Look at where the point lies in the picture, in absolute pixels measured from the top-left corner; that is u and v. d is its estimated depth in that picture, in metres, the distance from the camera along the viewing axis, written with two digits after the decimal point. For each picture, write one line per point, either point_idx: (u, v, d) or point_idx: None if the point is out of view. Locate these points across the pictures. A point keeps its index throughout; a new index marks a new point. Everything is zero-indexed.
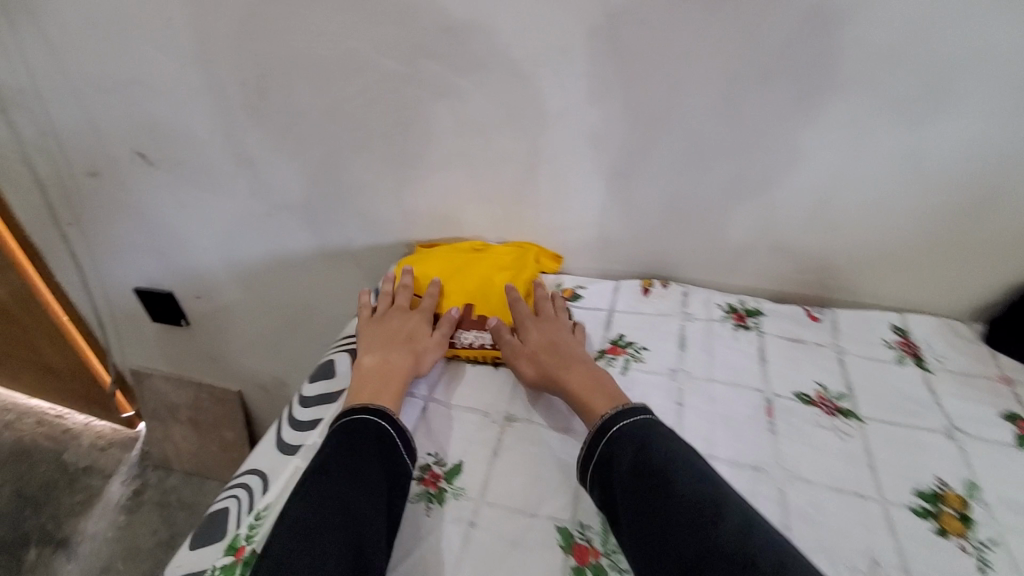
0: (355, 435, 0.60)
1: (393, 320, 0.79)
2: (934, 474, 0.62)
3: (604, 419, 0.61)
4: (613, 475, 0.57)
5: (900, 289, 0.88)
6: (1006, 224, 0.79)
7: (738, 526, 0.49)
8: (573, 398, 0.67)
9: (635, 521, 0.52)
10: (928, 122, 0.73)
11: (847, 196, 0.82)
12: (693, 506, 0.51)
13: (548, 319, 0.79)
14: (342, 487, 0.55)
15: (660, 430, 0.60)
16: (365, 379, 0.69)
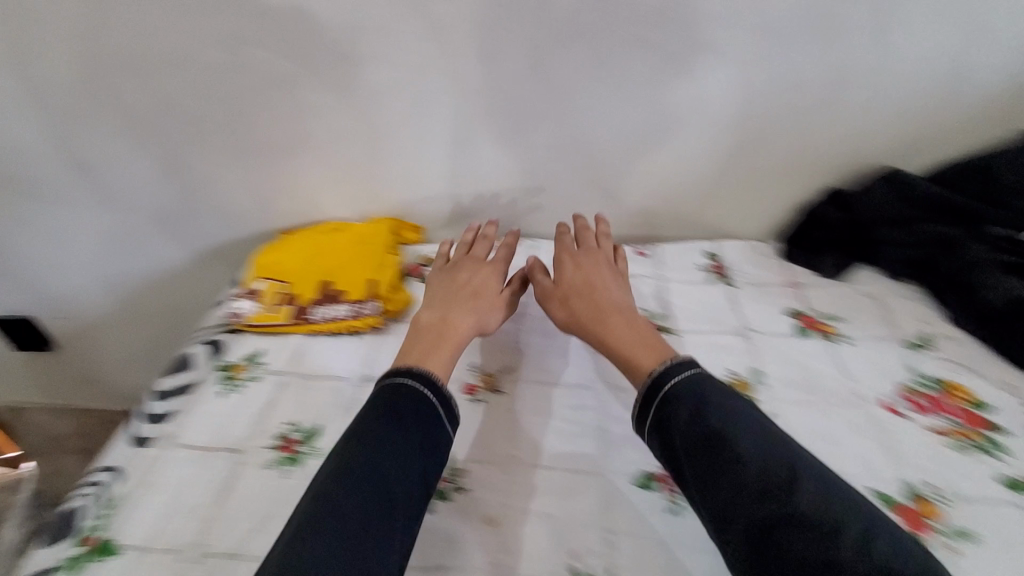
0: (396, 406, 0.60)
1: (462, 273, 0.81)
2: (728, 368, 0.74)
3: (655, 374, 0.62)
4: (671, 430, 0.58)
5: (719, 222, 0.99)
6: (789, 154, 0.90)
7: (816, 494, 0.51)
8: (614, 345, 0.69)
9: (702, 478, 0.55)
10: (707, 69, 0.83)
11: (656, 143, 0.91)
12: (767, 470, 0.53)
13: (594, 263, 0.80)
14: (377, 467, 0.55)
15: (712, 384, 0.60)
16: (427, 338, 0.70)
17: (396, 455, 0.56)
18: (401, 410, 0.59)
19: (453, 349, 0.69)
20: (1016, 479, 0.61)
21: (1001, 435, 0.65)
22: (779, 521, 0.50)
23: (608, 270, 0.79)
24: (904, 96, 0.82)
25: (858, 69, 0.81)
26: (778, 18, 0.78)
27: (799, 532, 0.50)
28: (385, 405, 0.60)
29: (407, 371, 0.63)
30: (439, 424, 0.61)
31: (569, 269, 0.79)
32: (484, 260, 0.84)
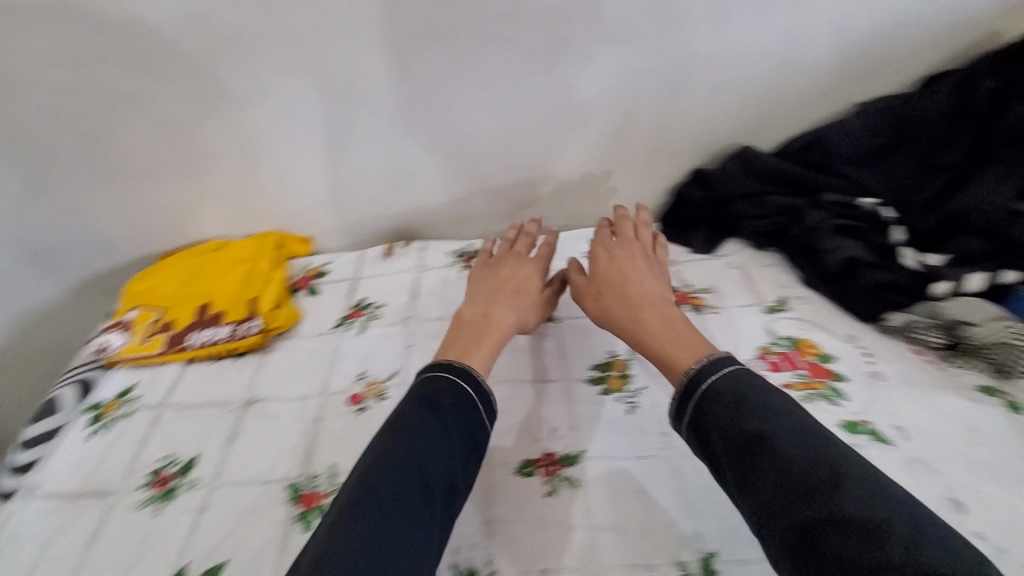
0: (434, 400, 0.61)
1: (508, 267, 0.80)
2: (607, 348, 0.77)
3: (691, 373, 0.60)
4: (711, 429, 0.56)
5: (601, 208, 1.02)
6: (655, 139, 0.94)
7: (858, 493, 0.48)
8: (648, 339, 0.67)
9: (743, 479, 0.53)
10: (565, 63, 0.86)
11: (530, 137, 0.93)
12: (808, 470, 0.50)
13: (628, 253, 0.78)
14: (420, 455, 0.56)
15: (750, 381, 0.58)
16: (468, 335, 0.70)
17: (437, 446, 0.58)
18: (441, 403, 0.61)
19: (496, 343, 0.69)
20: (854, 422, 0.66)
21: (843, 382, 0.71)
22: (822, 523, 0.47)
23: (642, 261, 0.77)
24: (749, 78, 0.88)
25: (704, 55, 0.86)
26: (624, 11, 0.81)
27: (840, 534, 0.46)
28: (420, 397, 0.61)
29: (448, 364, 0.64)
30: (479, 420, 0.62)
31: (604, 262, 0.78)
32: (525, 255, 0.82)
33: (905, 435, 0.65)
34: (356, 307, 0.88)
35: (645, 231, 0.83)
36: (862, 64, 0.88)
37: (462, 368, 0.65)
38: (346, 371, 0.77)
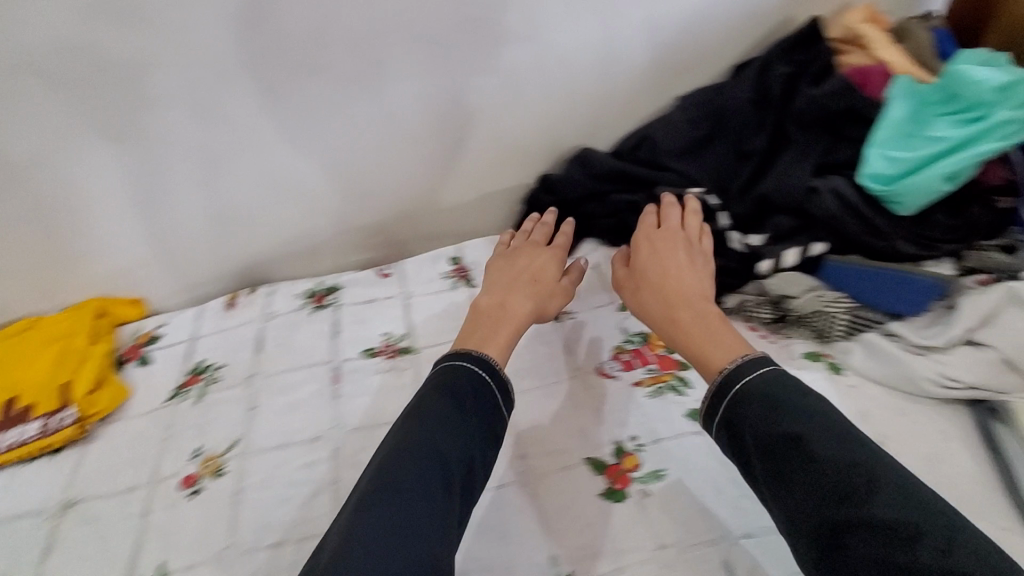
0: (455, 390, 0.60)
1: (535, 257, 0.82)
2: None
3: (725, 375, 0.59)
4: (742, 426, 0.56)
5: (457, 223, 1.01)
6: (494, 151, 0.94)
7: (894, 497, 0.48)
8: (682, 329, 0.66)
9: (775, 480, 0.53)
10: (385, 86, 0.83)
11: (365, 163, 0.90)
12: (842, 475, 0.50)
13: (672, 245, 0.75)
14: (436, 445, 0.56)
15: (786, 382, 0.56)
16: (493, 325, 0.70)
17: (460, 432, 0.58)
18: (460, 393, 0.60)
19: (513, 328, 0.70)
20: (698, 409, 0.69)
21: (688, 369, 0.74)
22: (852, 525, 0.48)
23: (685, 253, 0.74)
24: (574, 81, 0.90)
25: (525, 66, 0.86)
26: (432, 27, 0.79)
27: (873, 535, 0.47)
28: (441, 386, 0.61)
29: (468, 354, 0.64)
30: (498, 408, 0.62)
31: (649, 252, 0.75)
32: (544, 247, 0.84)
33: None
34: (193, 372, 0.82)
35: (693, 225, 0.78)
36: (678, 58, 0.92)
37: (486, 355, 0.65)
38: (180, 450, 0.73)
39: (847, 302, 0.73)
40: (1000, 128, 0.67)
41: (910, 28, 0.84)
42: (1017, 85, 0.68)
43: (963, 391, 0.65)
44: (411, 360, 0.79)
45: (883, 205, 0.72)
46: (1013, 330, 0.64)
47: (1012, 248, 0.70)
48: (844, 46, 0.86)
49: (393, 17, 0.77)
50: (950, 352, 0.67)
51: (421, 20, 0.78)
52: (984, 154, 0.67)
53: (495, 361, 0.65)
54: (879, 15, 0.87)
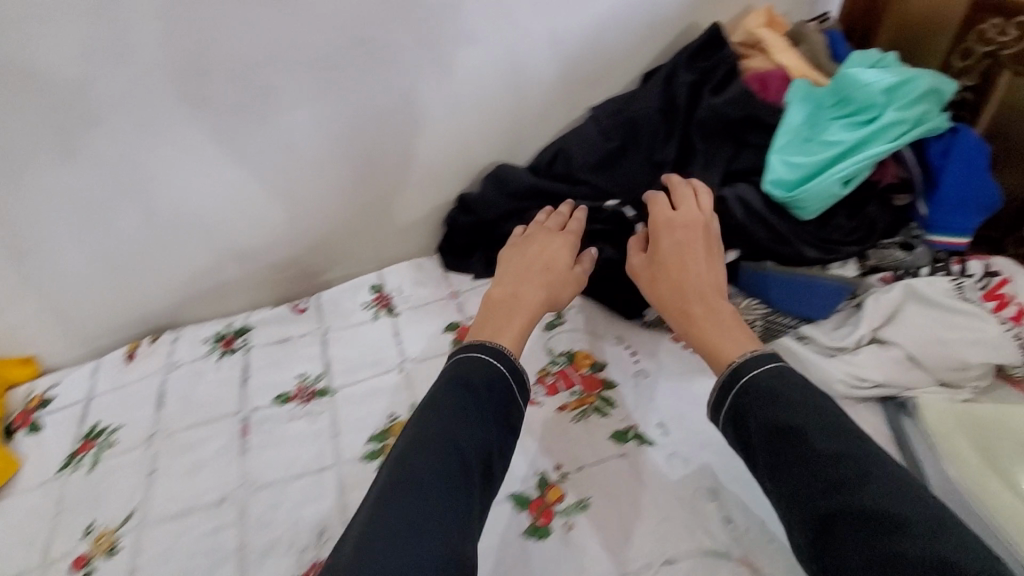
0: (470, 381, 0.60)
1: (546, 244, 0.77)
2: (388, 411, 0.74)
3: (737, 367, 0.58)
4: (745, 417, 0.56)
5: (377, 248, 0.97)
6: (405, 173, 0.90)
7: (890, 489, 0.48)
8: (690, 321, 0.64)
9: (773, 469, 0.53)
10: (278, 115, 0.78)
11: (269, 195, 0.85)
12: (839, 467, 0.50)
13: (692, 235, 0.69)
14: (455, 438, 0.56)
15: (792, 378, 0.56)
16: (506, 321, 0.69)
17: (479, 422, 0.58)
18: (477, 387, 0.60)
19: (523, 322, 0.68)
20: (622, 430, 0.69)
21: (613, 389, 0.73)
22: (844, 514, 0.48)
23: (704, 242, 0.68)
24: (484, 97, 0.87)
25: (429, 85, 0.83)
26: (325, 52, 0.75)
27: (868, 524, 0.47)
28: (459, 380, 0.61)
29: (484, 345, 0.63)
30: (516, 399, 0.62)
31: (666, 241, 0.69)
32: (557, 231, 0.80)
33: (666, 430, 0.68)
34: (88, 437, 0.77)
35: (705, 204, 0.71)
36: (590, 68, 0.90)
37: (504, 353, 0.63)
38: (73, 526, 0.68)
39: (761, 309, 0.73)
40: (889, 129, 0.69)
41: (808, 29, 0.85)
42: (901, 86, 0.70)
43: (870, 389, 0.66)
44: (327, 402, 0.76)
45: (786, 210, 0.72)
46: (916, 327, 0.66)
47: (911, 245, 0.71)
48: (746, 51, 0.87)
49: (280, 44, 0.73)
50: (858, 352, 0.67)
51: (310, 45, 0.74)
52: (875, 156, 0.68)
53: (513, 357, 0.64)
54: (779, 18, 0.89)
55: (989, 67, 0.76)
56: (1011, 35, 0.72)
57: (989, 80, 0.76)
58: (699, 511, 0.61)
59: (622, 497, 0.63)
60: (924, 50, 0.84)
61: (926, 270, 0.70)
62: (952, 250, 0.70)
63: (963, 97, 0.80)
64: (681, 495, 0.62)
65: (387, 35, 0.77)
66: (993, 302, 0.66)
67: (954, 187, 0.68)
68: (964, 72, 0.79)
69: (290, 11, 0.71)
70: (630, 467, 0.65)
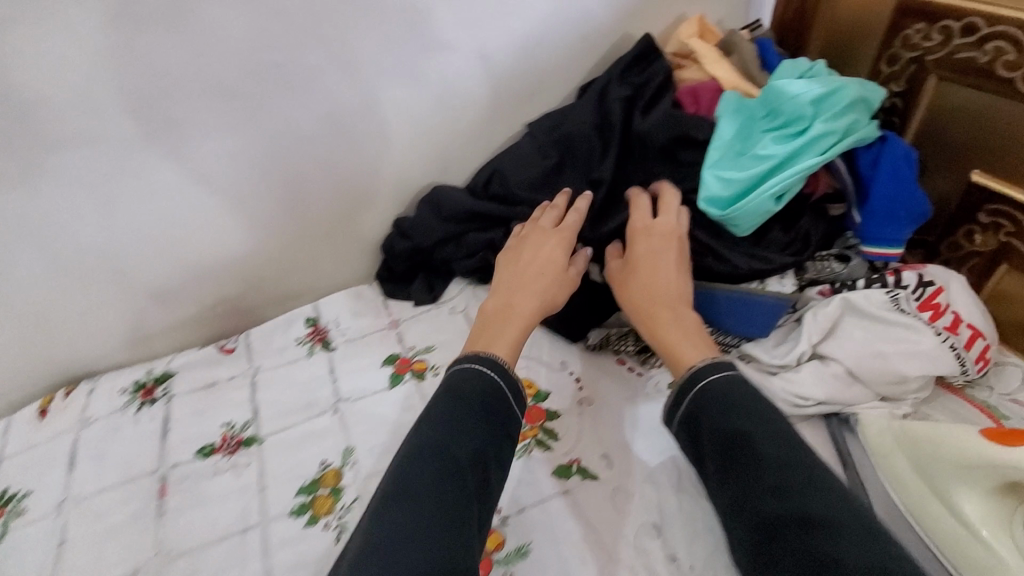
0: (461, 391, 0.59)
1: (541, 243, 0.73)
2: (320, 459, 0.70)
3: (696, 371, 0.56)
4: (699, 422, 0.53)
5: (311, 278, 0.91)
6: (333, 200, 0.85)
7: (829, 501, 0.44)
8: (654, 326, 0.63)
9: (720, 478, 0.49)
10: (184, 147, 0.72)
11: (184, 233, 0.79)
12: (784, 475, 0.46)
13: (667, 241, 0.68)
14: (450, 446, 0.54)
15: (746, 388, 0.54)
16: (504, 330, 0.66)
17: (478, 429, 0.56)
18: (470, 396, 0.58)
19: (517, 333, 0.66)
20: (565, 465, 0.66)
21: (556, 419, 0.70)
22: (787, 521, 0.44)
23: (677, 247, 0.67)
24: (413, 118, 0.82)
25: (351, 108, 0.78)
26: (231, 80, 0.70)
27: (805, 534, 0.43)
28: (453, 390, 0.59)
29: (480, 357, 0.62)
30: (511, 407, 0.60)
31: (642, 245, 0.68)
32: (552, 227, 0.75)
33: (610, 462, 0.66)
34: None
35: (683, 216, 0.70)
36: (524, 82, 0.86)
37: (501, 366, 0.62)
38: None
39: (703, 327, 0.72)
40: (818, 142, 0.67)
41: (741, 39, 0.84)
42: (829, 97, 0.68)
43: (813, 407, 0.65)
44: (254, 452, 0.71)
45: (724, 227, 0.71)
46: (855, 341, 0.65)
47: (846, 257, 0.71)
48: (681, 62, 0.86)
49: (180, 73, 0.67)
50: (800, 369, 0.66)
51: (213, 73, 0.69)
52: (807, 169, 0.66)
53: (511, 369, 0.62)
54: (711, 27, 0.87)
55: (915, 72, 0.76)
56: (935, 39, 0.72)
57: (916, 84, 0.76)
58: (643, 549, 0.58)
59: (564, 540, 0.60)
60: (856, 54, 0.84)
61: (862, 281, 0.68)
62: (886, 260, 0.70)
63: (893, 103, 0.80)
64: (626, 532, 0.60)
65: (299, 59, 0.71)
66: (929, 312, 0.65)
67: (884, 199, 0.67)
68: (891, 78, 0.79)
69: (187, 38, 0.66)
70: (572, 505, 0.62)
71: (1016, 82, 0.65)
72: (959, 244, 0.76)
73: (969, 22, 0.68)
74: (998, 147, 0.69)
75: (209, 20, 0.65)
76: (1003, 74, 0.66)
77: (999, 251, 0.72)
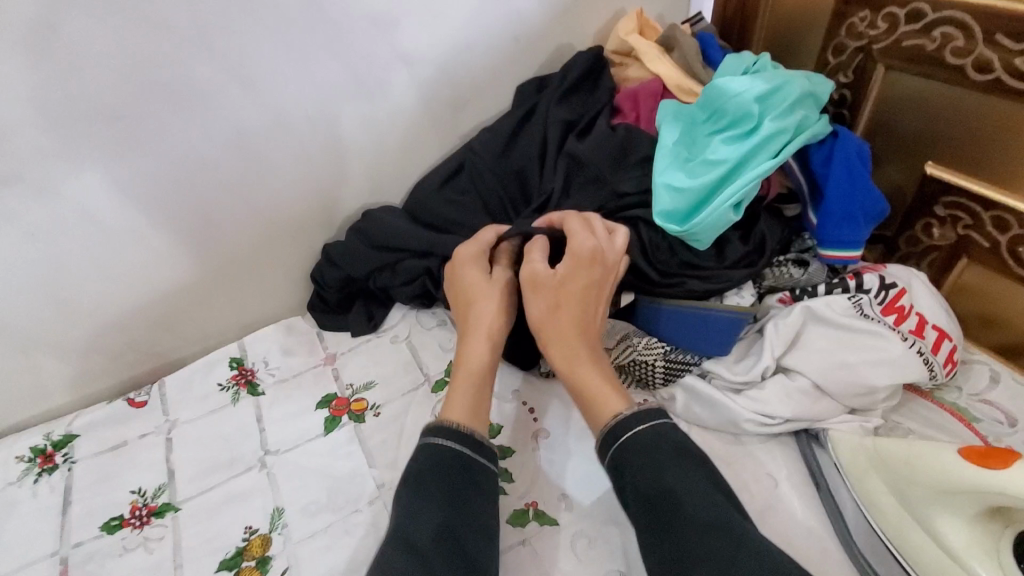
0: (419, 479, 0.51)
1: (474, 275, 0.65)
2: (244, 525, 0.62)
3: (619, 422, 0.54)
4: (625, 478, 0.51)
5: (235, 313, 0.82)
6: (251, 228, 0.76)
7: (756, 560, 0.43)
8: (575, 368, 0.59)
9: (650, 542, 0.47)
10: (62, 181, 0.62)
11: (75, 278, 0.69)
12: (710, 537, 0.44)
13: (600, 269, 0.62)
14: (428, 543, 0.46)
15: (673, 436, 0.52)
16: (460, 385, 0.59)
17: (443, 503, 0.49)
18: (434, 477, 0.51)
19: (470, 380, 0.59)
20: (520, 510, 0.60)
21: (509, 457, 0.64)
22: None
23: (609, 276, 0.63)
24: (336, 134, 0.74)
25: (261, 127, 0.69)
26: (112, 101, 0.60)
27: None
28: (414, 476, 0.51)
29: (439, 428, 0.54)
30: (475, 462, 0.53)
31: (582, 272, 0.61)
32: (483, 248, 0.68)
33: (570, 503, 0.60)
34: None
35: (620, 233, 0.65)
36: (457, 89, 0.79)
37: (457, 427, 0.55)
38: None
39: (660, 347, 0.66)
40: (768, 143, 0.63)
41: (683, 33, 0.79)
42: (774, 93, 0.64)
43: (781, 425, 0.60)
44: (168, 523, 0.63)
45: (684, 241, 0.66)
46: (820, 352, 0.61)
47: (805, 261, 0.67)
48: (623, 60, 0.81)
49: (48, 97, 0.58)
50: (765, 385, 0.62)
51: (90, 95, 0.59)
52: (760, 175, 0.62)
53: (468, 427, 0.55)
54: (651, 22, 0.82)
55: (862, 62, 0.72)
56: (880, 27, 0.69)
57: (864, 74, 0.73)
58: None
59: None
60: (803, 44, 0.80)
61: (822, 286, 0.65)
62: (847, 263, 0.66)
63: (841, 95, 0.77)
64: None
65: (193, 74, 0.62)
66: (893, 315, 0.62)
67: (840, 199, 0.63)
68: (838, 69, 0.76)
69: (49, 55, 0.56)
70: (530, 557, 0.56)
71: (966, 69, 0.62)
72: (918, 238, 0.73)
73: (914, 7, 0.65)
74: (951, 137, 0.66)
75: (76, 34, 0.56)
76: (953, 61, 0.63)
77: (958, 245, 0.70)
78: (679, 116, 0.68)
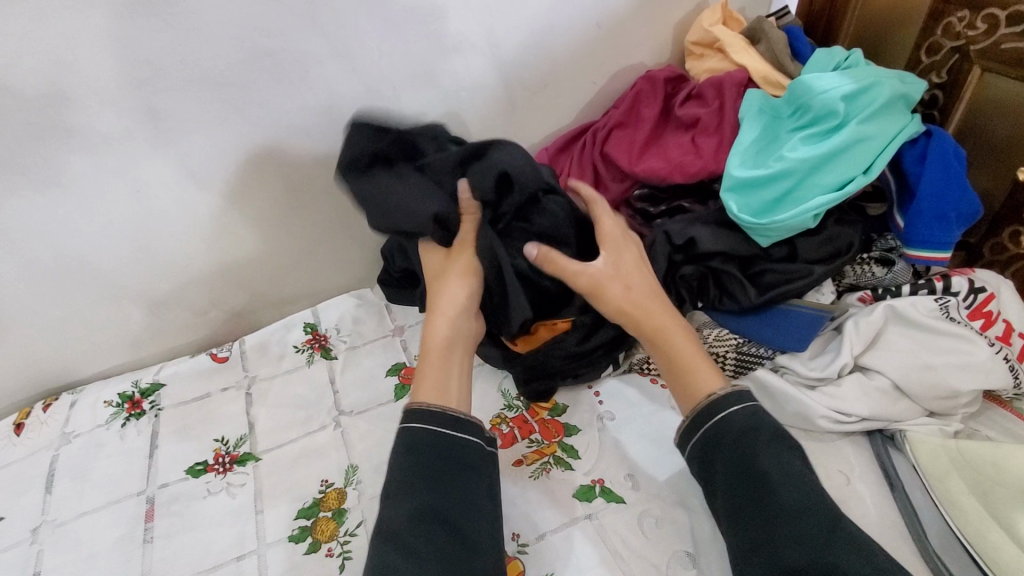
0: (402, 468, 0.52)
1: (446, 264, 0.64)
2: (320, 479, 0.65)
3: (716, 399, 0.52)
4: (718, 446, 0.51)
5: (310, 281, 0.86)
6: (331, 199, 0.79)
7: (844, 544, 0.43)
8: (669, 346, 0.58)
9: (736, 511, 0.48)
10: (168, 141, 0.66)
11: (169, 236, 0.73)
12: (805, 523, 0.45)
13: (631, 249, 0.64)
14: (414, 523, 0.49)
15: (770, 421, 0.51)
16: (429, 368, 0.59)
17: (425, 487, 0.51)
18: (413, 463, 0.52)
19: (437, 369, 0.59)
20: (587, 486, 0.61)
21: (575, 435, 0.66)
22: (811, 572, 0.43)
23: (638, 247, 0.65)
24: (421, 112, 0.76)
25: (351, 99, 0.71)
26: (218, 67, 0.63)
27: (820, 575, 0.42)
28: (402, 458, 0.53)
29: (425, 411, 0.55)
30: (455, 442, 0.54)
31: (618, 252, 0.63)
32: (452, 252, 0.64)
33: (636, 482, 0.61)
34: None
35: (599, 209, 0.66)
36: (539, 74, 0.80)
37: (431, 409, 0.55)
38: None
39: (733, 339, 0.67)
40: (851, 146, 0.63)
41: (772, 26, 0.79)
42: (862, 94, 0.64)
43: (856, 423, 0.60)
44: (249, 471, 0.66)
45: (748, 236, 0.66)
46: (899, 353, 0.61)
47: (889, 260, 0.67)
48: (703, 51, 0.81)
49: (162, 61, 0.60)
50: (841, 382, 0.61)
51: (200, 60, 0.62)
52: (846, 188, 0.63)
53: (442, 407, 0.56)
54: (736, 14, 0.82)
55: (957, 63, 0.71)
56: (979, 28, 0.67)
57: (958, 76, 0.71)
58: None
59: (588, 569, 0.55)
60: (896, 43, 0.78)
61: (907, 286, 0.65)
62: (932, 265, 0.65)
63: (933, 95, 0.75)
64: (655, 562, 0.55)
65: (297, 45, 0.65)
66: (980, 321, 0.62)
67: (932, 197, 0.62)
68: (931, 68, 0.74)
69: (169, 19, 0.58)
70: (597, 531, 0.57)
71: None
72: (1004, 246, 0.72)
73: (1015, 10, 0.63)
74: None
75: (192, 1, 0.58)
76: None
77: None
78: (763, 111, 0.69)
